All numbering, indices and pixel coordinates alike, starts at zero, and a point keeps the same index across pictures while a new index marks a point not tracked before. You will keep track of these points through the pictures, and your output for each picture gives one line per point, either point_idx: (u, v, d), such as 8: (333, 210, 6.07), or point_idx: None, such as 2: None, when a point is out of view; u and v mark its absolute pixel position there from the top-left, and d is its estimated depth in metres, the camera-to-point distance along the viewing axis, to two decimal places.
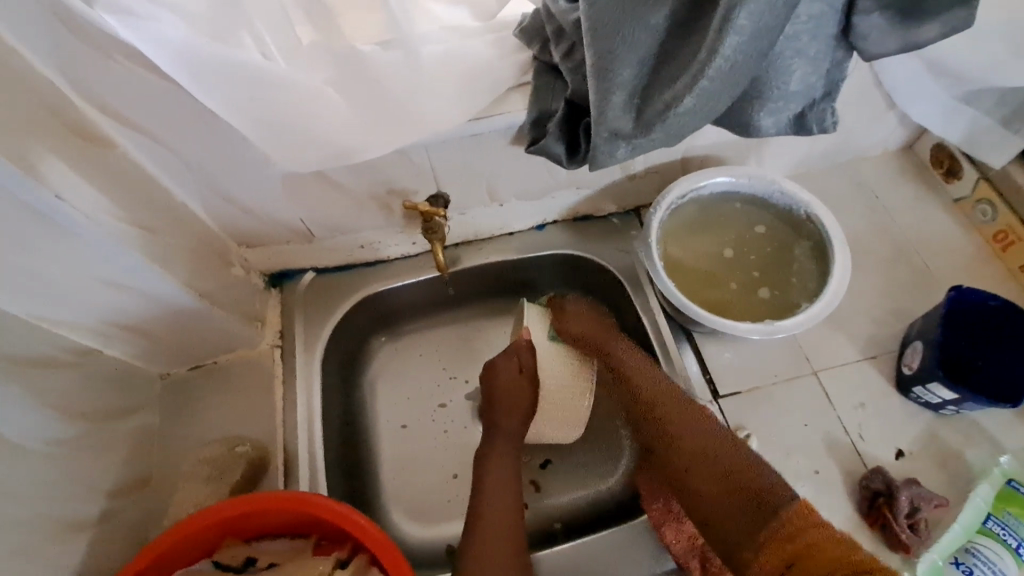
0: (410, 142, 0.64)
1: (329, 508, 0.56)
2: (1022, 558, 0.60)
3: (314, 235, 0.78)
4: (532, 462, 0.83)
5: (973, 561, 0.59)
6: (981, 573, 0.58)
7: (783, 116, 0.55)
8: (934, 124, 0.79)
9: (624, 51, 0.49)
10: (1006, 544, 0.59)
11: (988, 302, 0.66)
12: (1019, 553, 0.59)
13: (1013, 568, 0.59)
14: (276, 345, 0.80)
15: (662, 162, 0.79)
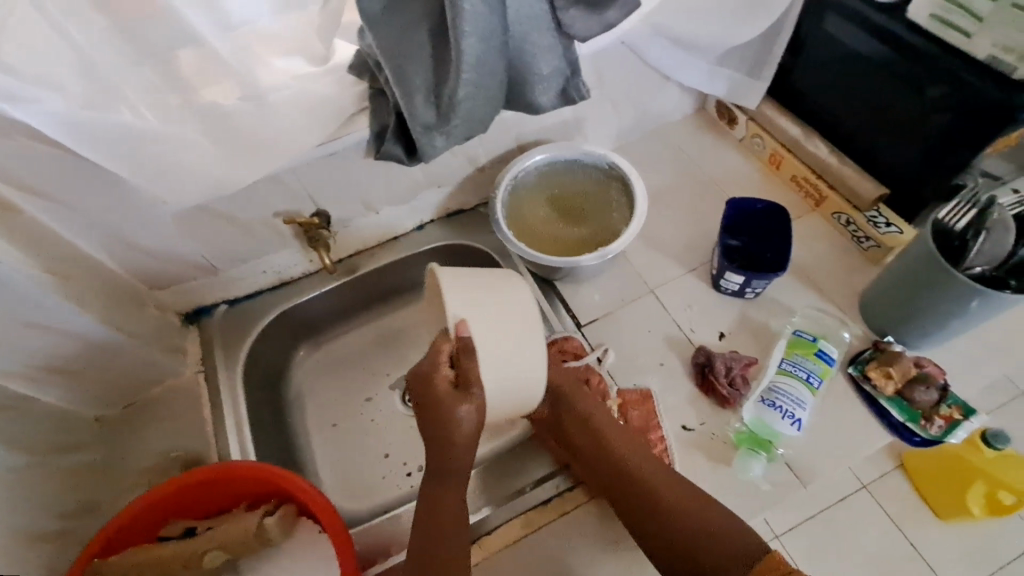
0: (277, 168, 0.79)
1: (250, 469, 0.65)
2: (814, 385, 0.76)
3: (217, 267, 0.90)
4: None
5: (776, 396, 0.75)
6: (782, 402, 0.74)
7: (552, 93, 0.74)
8: (702, 85, 1.01)
9: (410, 64, 0.66)
10: (797, 377, 0.76)
11: (755, 205, 0.85)
12: (809, 381, 0.75)
13: (807, 393, 0.75)
14: (200, 370, 0.90)
15: (500, 152, 0.97)
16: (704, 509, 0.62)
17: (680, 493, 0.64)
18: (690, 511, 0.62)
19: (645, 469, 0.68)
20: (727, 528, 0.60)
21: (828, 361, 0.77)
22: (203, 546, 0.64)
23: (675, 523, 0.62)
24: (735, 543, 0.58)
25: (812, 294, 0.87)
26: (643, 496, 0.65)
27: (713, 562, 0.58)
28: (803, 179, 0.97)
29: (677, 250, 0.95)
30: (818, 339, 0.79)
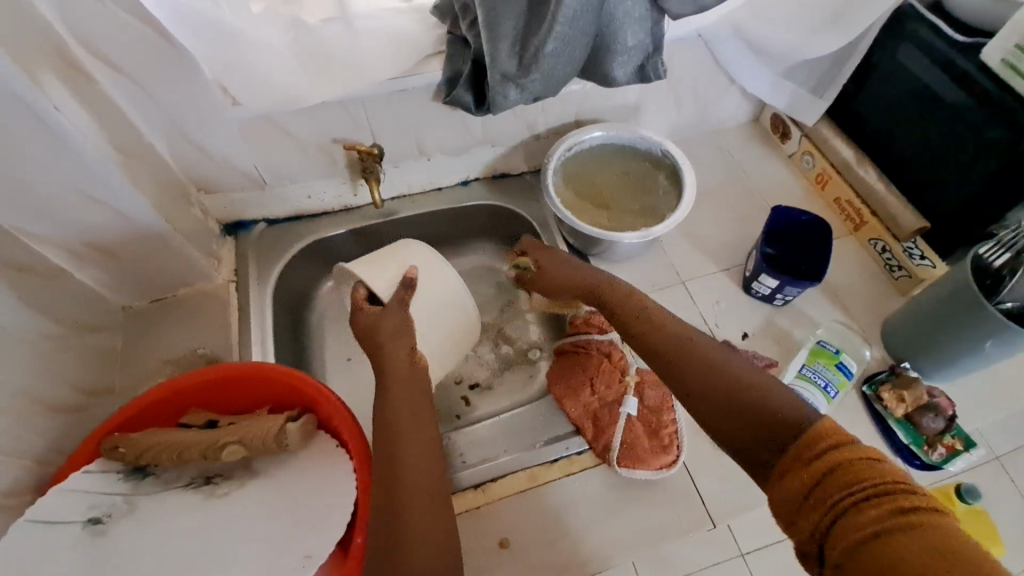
0: (349, 94, 0.80)
1: (280, 373, 0.67)
2: (829, 395, 0.78)
3: (266, 183, 0.91)
4: (463, 381, 0.97)
5: None
6: None
7: (630, 67, 0.75)
8: (765, 95, 1.03)
9: (504, 9, 0.67)
10: (815, 383, 0.78)
11: (799, 216, 0.87)
12: (825, 390, 0.77)
13: (822, 401, 0.77)
14: (231, 281, 0.91)
15: (559, 123, 0.98)
16: (732, 371, 0.54)
17: (717, 356, 0.56)
18: (732, 373, 0.54)
19: (689, 337, 0.60)
20: (757, 385, 0.51)
21: (847, 374, 0.79)
22: (223, 438, 0.64)
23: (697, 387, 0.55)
24: (766, 406, 0.49)
25: (838, 312, 0.90)
26: (675, 356, 0.59)
27: (743, 423, 0.50)
28: (846, 202, 0.99)
29: (713, 248, 0.97)
30: (841, 353, 0.81)
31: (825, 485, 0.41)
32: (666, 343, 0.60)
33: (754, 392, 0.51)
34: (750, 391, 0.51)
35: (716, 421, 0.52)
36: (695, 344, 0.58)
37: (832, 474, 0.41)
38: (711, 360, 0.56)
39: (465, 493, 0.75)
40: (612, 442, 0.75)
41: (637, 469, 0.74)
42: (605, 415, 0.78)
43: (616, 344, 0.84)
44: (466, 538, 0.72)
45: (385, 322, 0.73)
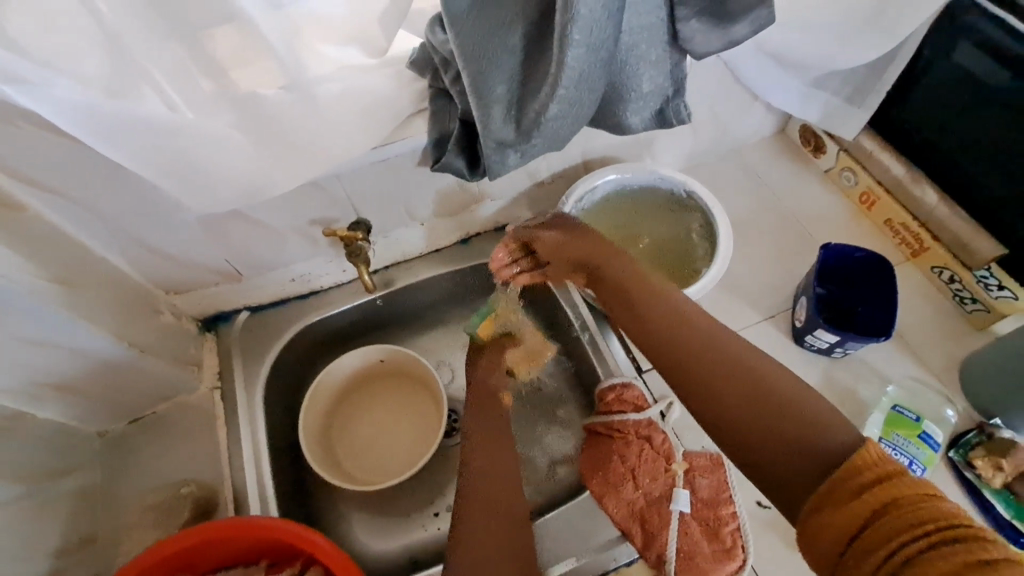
0: (321, 173, 0.69)
1: (274, 529, 0.58)
2: (917, 473, 0.68)
3: (243, 274, 0.80)
4: None
5: None
6: None
7: (647, 113, 0.63)
8: (794, 109, 0.90)
9: (493, 70, 0.55)
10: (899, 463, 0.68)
11: (852, 254, 0.76)
12: (911, 468, 0.68)
13: None
14: (216, 387, 0.81)
15: (564, 167, 0.87)
16: (796, 407, 0.49)
17: (777, 386, 0.51)
18: (772, 396, 0.50)
19: (745, 352, 0.54)
20: (799, 406, 0.49)
21: (933, 446, 0.70)
22: None
23: (748, 371, 0.52)
24: (816, 444, 0.46)
25: (906, 359, 0.78)
26: (698, 378, 0.54)
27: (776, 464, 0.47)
28: (901, 226, 0.87)
29: (753, 293, 0.85)
30: (923, 419, 0.71)
31: (883, 523, 0.39)
32: (723, 372, 0.53)
33: (795, 414, 0.48)
34: (796, 418, 0.48)
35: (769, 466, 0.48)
36: (739, 357, 0.54)
37: (886, 510, 0.39)
38: (744, 377, 0.52)
39: None
40: (667, 551, 0.65)
41: None
42: (653, 516, 0.68)
43: (656, 424, 0.74)
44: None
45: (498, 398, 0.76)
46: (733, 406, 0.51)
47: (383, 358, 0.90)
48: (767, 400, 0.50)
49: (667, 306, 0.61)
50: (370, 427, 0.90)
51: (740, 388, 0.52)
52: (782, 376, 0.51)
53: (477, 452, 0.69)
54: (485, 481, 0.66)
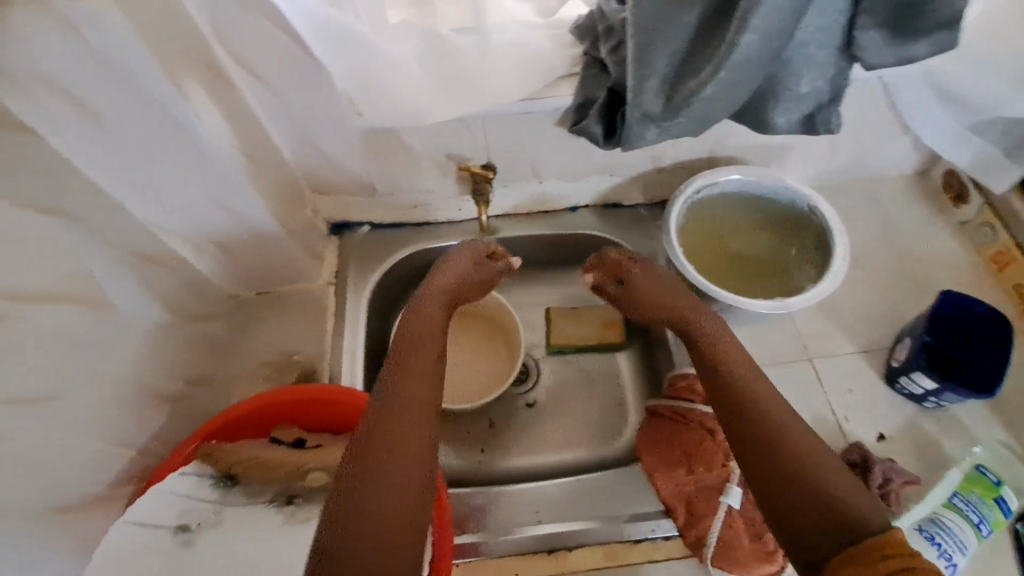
0: (471, 113, 0.75)
1: None
2: (982, 533, 0.67)
3: (376, 190, 0.89)
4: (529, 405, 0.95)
5: (936, 530, 0.66)
6: (942, 540, 0.65)
7: (795, 115, 0.65)
8: (943, 150, 0.86)
9: (659, 45, 0.59)
10: (967, 518, 0.67)
11: (973, 307, 0.74)
12: (978, 527, 0.66)
13: (972, 540, 0.66)
14: (331, 283, 0.91)
15: (688, 158, 0.89)
16: (830, 483, 0.51)
17: (811, 459, 0.53)
18: (794, 449, 0.54)
19: (788, 423, 0.56)
20: (832, 490, 0.51)
21: (1007, 512, 0.68)
22: (309, 463, 0.64)
23: (778, 452, 0.55)
24: (823, 485, 0.51)
25: (1002, 427, 0.75)
26: (741, 421, 0.58)
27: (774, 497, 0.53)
28: None
29: (852, 324, 0.84)
30: (1003, 485, 0.69)
31: None
32: (772, 432, 0.56)
33: (834, 489, 0.50)
34: (814, 470, 0.52)
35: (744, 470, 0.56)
36: (775, 421, 0.57)
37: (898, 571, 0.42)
38: (780, 463, 0.54)
39: (537, 556, 0.70)
40: (709, 536, 0.68)
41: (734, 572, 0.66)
42: (700, 501, 0.70)
43: None
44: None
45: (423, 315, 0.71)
46: (767, 466, 0.54)
47: (470, 298, 0.97)
48: (813, 472, 0.52)
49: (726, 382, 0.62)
50: (443, 359, 0.97)
51: (776, 451, 0.55)
52: (820, 451, 0.54)
53: (401, 409, 0.56)
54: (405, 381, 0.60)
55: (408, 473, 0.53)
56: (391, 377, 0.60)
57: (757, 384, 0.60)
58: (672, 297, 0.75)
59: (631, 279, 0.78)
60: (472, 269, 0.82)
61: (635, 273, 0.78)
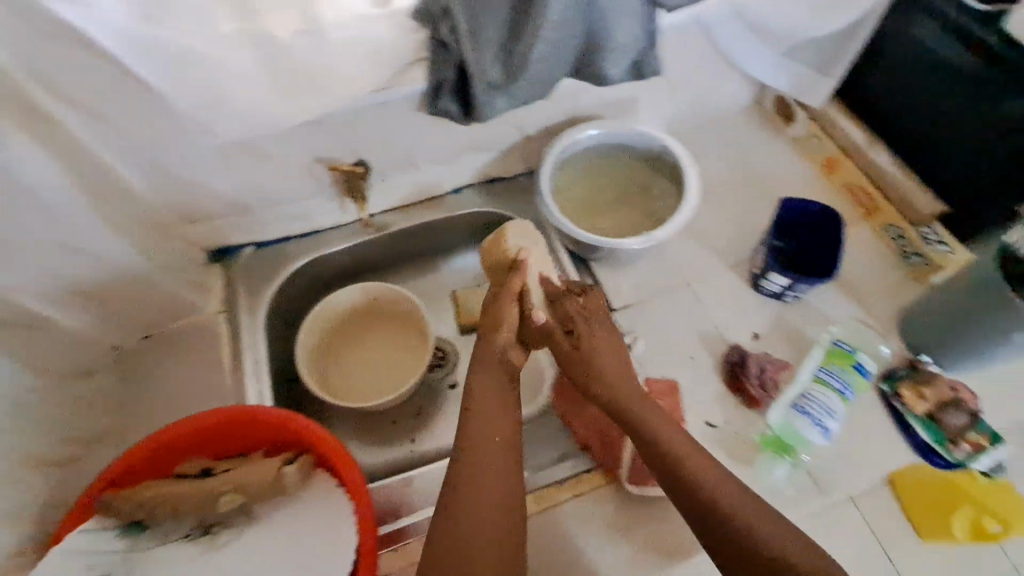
0: (326, 112, 0.75)
1: (276, 415, 0.65)
2: (846, 397, 0.77)
3: (249, 208, 0.87)
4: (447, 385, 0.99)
5: (807, 403, 0.75)
6: (812, 412, 0.74)
7: (624, 64, 0.71)
8: (767, 76, 0.97)
9: (484, 15, 0.62)
10: (832, 388, 0.76)
11: (812, 209, 0.83)
12: (842, 393, 0.76)
13: (839, 404, 0.75)
14: (222, 311, 0.89)
15: (549, 122, 0.94)
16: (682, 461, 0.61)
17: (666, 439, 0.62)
18: (713, 501, 0.59)
19: (630, 397, 0.65)
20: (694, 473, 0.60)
21: (862, 372, 0.78)
22: (221, 488, 0.65)
23: (624, 413, 0.65)
24: (719, 506, 0.58)
25: (852, 305, 0.86)
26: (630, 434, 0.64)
27: (712, 536, 0.59)
28: (859, 188, 0.92)
29: (720, 244, 0.93)
30: (855, 352, 0.79)
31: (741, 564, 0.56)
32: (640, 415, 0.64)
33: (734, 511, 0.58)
34: (705, 497, 0.59)
35: (468, 437, 0.61)
36: (691, 455, 0.61)
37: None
38: (710, 512, 0.58)
39: None
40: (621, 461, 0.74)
41: (648, 487, 0.72)
42: (611, 431, 0.77)
43: None
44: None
45: (478, 352, 0.66)
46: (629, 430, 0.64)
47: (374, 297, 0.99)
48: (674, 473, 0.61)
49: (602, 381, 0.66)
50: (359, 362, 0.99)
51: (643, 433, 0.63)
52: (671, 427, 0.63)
53: (475, 425, 0.62)
54: (483, 447, 0.61)
55: (494, 432, 0.62)
56: (461, 457, 0.60)
57: (613, 366, 0.67)
58: (603, 366, 0.66)
59: (575, 312, 0.69)
60: (511, 338, 0.67)
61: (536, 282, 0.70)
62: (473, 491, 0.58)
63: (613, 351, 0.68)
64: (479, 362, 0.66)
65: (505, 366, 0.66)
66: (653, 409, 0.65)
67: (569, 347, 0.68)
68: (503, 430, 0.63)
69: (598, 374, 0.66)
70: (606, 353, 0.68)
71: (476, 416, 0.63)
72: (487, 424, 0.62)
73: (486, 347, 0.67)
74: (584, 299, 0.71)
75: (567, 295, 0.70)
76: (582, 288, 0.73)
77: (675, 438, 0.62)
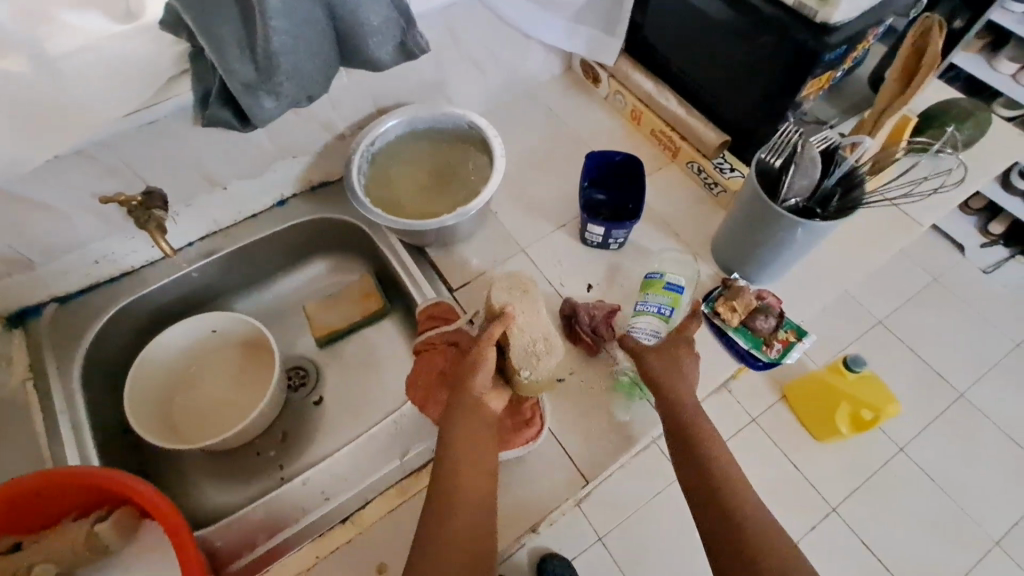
0: (83, 143, 0.69)
1: (66, 479, 0.59)
2: (666, 315, 0.81)
3: (35, 261, 0.79)
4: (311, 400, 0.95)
5: (630, 336, 0.81)
6: (636, 343, 0.80)
7: (389, 46, 0.72)
8: (562, 42, 1.01)
9: (214, 16, 0.62)
10: (650, 313, 0.81)
11: (614, 157, 0.90)
12: (661, 313, 0.80)
13: (660, 325, 0.80)
14: (28, 378, 0.80)
15: (359, 118, 0.93)
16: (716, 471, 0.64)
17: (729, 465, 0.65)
18: (748, 524, 0.60)
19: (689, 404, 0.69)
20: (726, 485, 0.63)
21: (676, 290, 0.82)
22: (28, 561, 0.60)
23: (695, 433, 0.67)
24: (743, 529, 0.60)
25: (669, 241, 0.93)
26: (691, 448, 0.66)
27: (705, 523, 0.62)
28: (661, 133, 1.00)
29: (547, 208, 0.97)
30: (661, 276, 0.83)
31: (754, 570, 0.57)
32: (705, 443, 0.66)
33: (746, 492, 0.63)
34: (730, 517, 0.61)
35: (450, 474, 0.61)
36: (720, 463, 0.65)
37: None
38: (713, 494, 0.63)
39: (332, 531, 0.70)
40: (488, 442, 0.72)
41: (502, 451, 0.73)
42: None
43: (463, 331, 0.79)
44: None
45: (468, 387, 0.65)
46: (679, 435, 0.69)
47: (214, 328, 0.93)
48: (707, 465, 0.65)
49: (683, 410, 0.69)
50: (210, 397, 0.93)
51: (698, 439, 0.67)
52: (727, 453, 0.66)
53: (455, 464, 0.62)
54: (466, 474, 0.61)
55: (480, 463, 0.62)
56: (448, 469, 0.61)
57: (680, 393, 0.70)
58: (678, 384, 0.70)
59: (535, 366, 0.67)
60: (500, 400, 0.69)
61: (520, 342, 0.66)
62: (457, 516, 0.58)
63: (681, 360, 0.73)
64: (457, 404, 0.64)
65: (479, 414, 0.64)
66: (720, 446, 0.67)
67: (655, 398, 0.71)
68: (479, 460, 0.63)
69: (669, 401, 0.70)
70: (689, 393, 0.70)
71: (474, 444, 0.63)
72: (470, 448, 0.62)
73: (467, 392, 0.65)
74: (549, 354, 0.68)
75: (534, 355, 0.67)
76: (548, 342, 0.68)
77: (716, 443, 0.67)
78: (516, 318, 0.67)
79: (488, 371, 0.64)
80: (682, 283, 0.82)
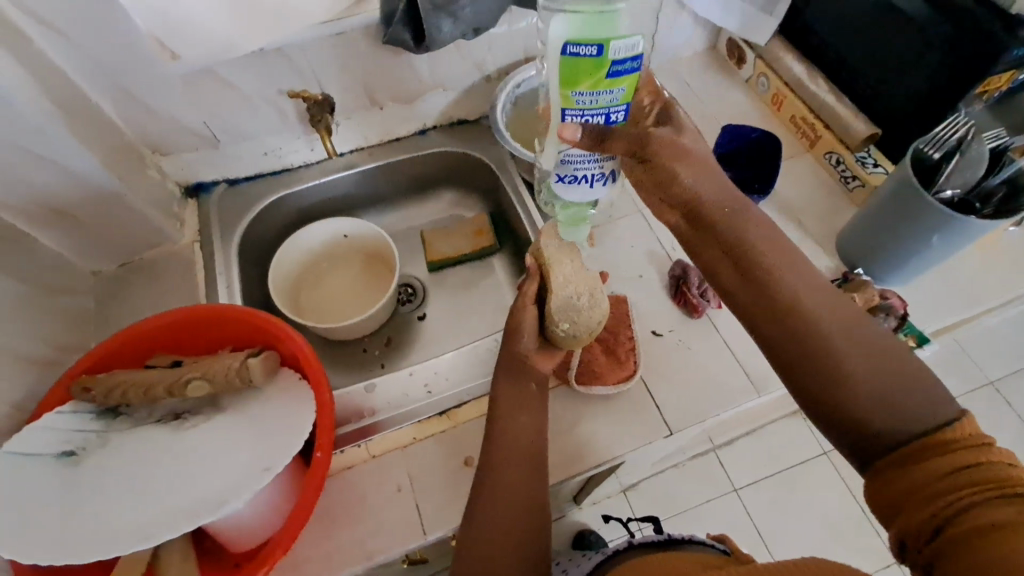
0: (283, 40, 0.79)
1: (240, 312, 0.70)
2: (616, 119, 0.58)
3: (220, 141, 0.92)
4: (415, 313, 1.04)
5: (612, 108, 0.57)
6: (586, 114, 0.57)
7: None
8: (715, 19, 1.01)
9: None
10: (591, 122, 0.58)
11: (750, 133, 0.92)
12: (608, 119, 0.58)
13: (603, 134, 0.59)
14: (196, 241, 0.94)
15: (507, 62, 0.99)
16: (813, 328, 0.56)
17: (820, 329, 0.55)
18: (837, 355, 0.54)
19: (776, 256, 0.59)
20: (829, 353, 0.54)
21: (624, 72, 0.54)
22: (187, 374, 0.66)
23: (776, 293, 0.58)
24: (848, 394, 0.52)
25: (792, 227, 0.91)
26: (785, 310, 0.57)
27: (807, 386, 0.55)
28: (802, 120, 0.98)
29: None
30: (606, 51, 0.51)
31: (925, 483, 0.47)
32: (799, 295, 0.57)
33: (867, 350, 0.54)
34: (837, 385, 0.53)
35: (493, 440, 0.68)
36: (807, 303, 0.57)
37: (960, 466, 0.46)
38: (810, 354, 0.55)
39: (430, 420, 0.77)
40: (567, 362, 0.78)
41: (594, 386, 0.78)
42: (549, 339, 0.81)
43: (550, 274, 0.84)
44: (407, 471, 0.74)
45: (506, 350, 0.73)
46: (754, 301, 0.60)
47: (346, 235, 1.03)
48: (799, 324, 0.56)
49: (760, 268, 0.59)
50: (333, 293, 1.04)
51: (784, 307, 0.57)
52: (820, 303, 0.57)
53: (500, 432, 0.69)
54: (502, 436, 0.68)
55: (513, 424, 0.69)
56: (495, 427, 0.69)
57: (760, 239, 0.60)
58: (711, 196, 0.62)
59: (574, 319, 0.71)
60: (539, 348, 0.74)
61: (560, 296, 0.72)
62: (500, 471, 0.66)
63: (695, 164, 0.61)
64: (502, 370, 0.73)
65: (518, 376, 0.72)
66: (790, 252, 0.60)
67: (687, 227, 0.65)
68: (518, 410, 0.70)
69: (740, 259, 0.61)
70: (729, 207, 0.62)
71: (502, 405, 0.70)
72: (507, 407, 0.70)
73: (510, 352, 0.72)
74: (589, 309, 0.73)
75: (575, 308, 0.72)
76: (591, 299, 0.74)
77: (808, 295, 0.57)
78: (559, 272, 0.73)
79: (529, 339, 0.72)
80: (637, 54, 0.53)
